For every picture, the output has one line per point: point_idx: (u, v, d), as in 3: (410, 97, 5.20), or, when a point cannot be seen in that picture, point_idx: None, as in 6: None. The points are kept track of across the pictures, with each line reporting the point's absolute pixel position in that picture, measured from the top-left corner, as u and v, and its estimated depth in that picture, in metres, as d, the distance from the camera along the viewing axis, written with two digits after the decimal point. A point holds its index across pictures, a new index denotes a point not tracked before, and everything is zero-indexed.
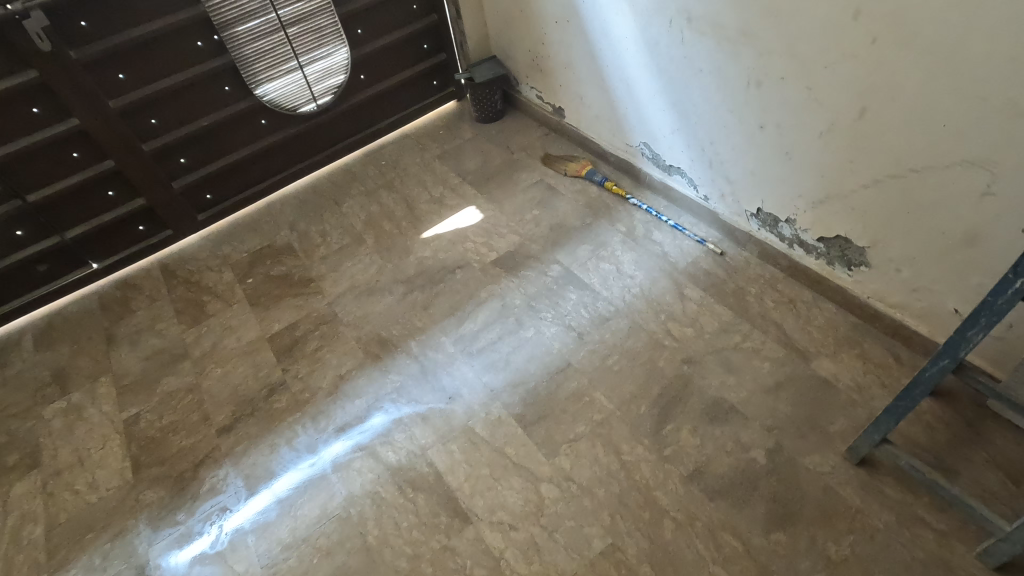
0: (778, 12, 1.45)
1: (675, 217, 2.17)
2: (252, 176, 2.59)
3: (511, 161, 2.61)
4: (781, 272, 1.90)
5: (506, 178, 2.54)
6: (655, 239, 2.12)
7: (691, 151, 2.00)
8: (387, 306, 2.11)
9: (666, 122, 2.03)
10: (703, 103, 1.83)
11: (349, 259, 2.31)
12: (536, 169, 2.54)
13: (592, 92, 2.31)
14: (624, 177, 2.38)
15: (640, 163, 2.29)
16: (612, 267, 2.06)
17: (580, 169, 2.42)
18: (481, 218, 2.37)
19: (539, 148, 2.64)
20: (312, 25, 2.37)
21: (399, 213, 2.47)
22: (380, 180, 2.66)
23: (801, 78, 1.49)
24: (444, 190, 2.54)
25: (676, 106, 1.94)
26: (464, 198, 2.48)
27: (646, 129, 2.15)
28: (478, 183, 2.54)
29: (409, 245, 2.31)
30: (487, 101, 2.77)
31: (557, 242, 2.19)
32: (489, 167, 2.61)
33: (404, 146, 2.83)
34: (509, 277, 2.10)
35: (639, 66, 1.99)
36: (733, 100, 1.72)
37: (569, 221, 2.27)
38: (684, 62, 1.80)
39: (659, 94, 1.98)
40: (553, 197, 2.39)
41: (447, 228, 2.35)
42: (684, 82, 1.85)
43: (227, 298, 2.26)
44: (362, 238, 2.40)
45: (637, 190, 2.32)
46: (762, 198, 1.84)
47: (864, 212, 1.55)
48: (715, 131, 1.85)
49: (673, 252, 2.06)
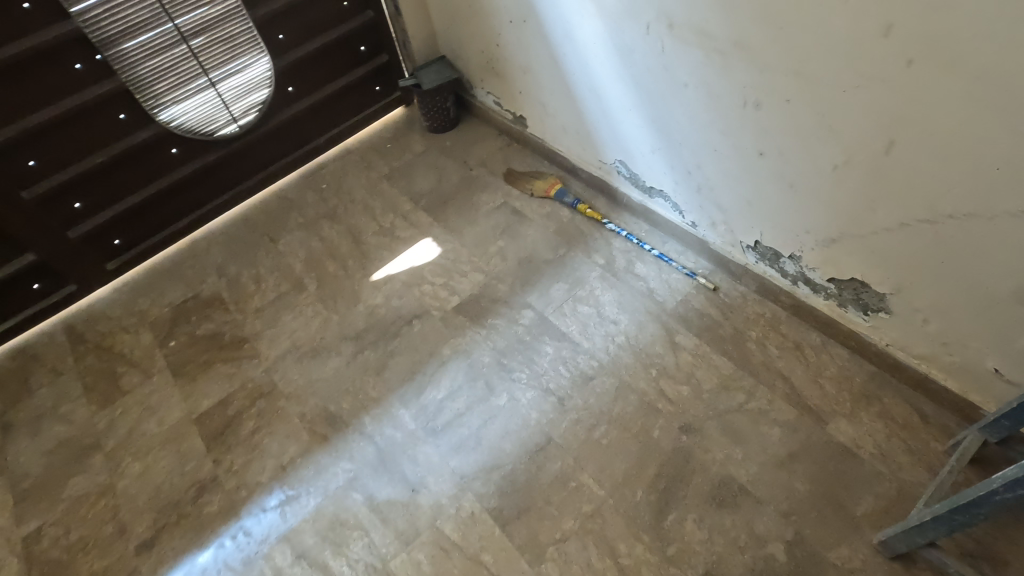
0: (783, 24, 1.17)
1: (659, 245, 1.91)
2: (168, 214, 2.22)
3: (470, 180, 2.30)
4: (783, 311, 1.67)
5: (465, 201, 2.23)
6: (638, 272, 1.86)
7: (675, 174, 1.72)
8: (334, 370, 1.81)
9: (645, 140, 1.74)
10: (688, 123, 1.55)
11: (288, 311, 1.99)
12: (499, 189, 2.24)
13: (557, 101, 2.00)
14: (598, 196, 2.10)
15: (616, 182, 2.00)
16: (593, 311, 1.79)
17: (549, 189, 2.13)
18: (439, 253, 2.07)
19: (500, 162, 2.33)
20: (221, 34, 2.00)
21: (344, 249, 2.15)
22: (321, 209, 2.32)
23: (811, 104, 1.22)
24: (395, 218, 2.22)
25: (656, 123, 1.65)
26: (418, 227, 2.17)
27: (621, 146, 1.86)
28: (434, 209, 2.22)
29: (357, 291, 2.01)
30: (439, 109, 2.44)
31: (527, 281, 1.91)
32: (445, 188, 2.29)
33: (347, 165, 2.48)
34: (475, 328, 1.82)
35: (611, 76, 1.68)
36: (725, 122, 1.44)
37: (539, 253, 1.99)
38: (665, 76, 1.50)
39: (635, 109, 1.69)
40: (519, 224, 2.10)
41: (401, 268, 2.05)
42: (666, 97, 1.55)
43: (146, 367, 1.92)
44: (303, 283, 2.07)
45: (614, 212, 2.05)
46: (760, 231, 1.59)
47: (887, 257, 1.31)
48: (704, 155, 1.58)
49: (660, 289, 1.81)
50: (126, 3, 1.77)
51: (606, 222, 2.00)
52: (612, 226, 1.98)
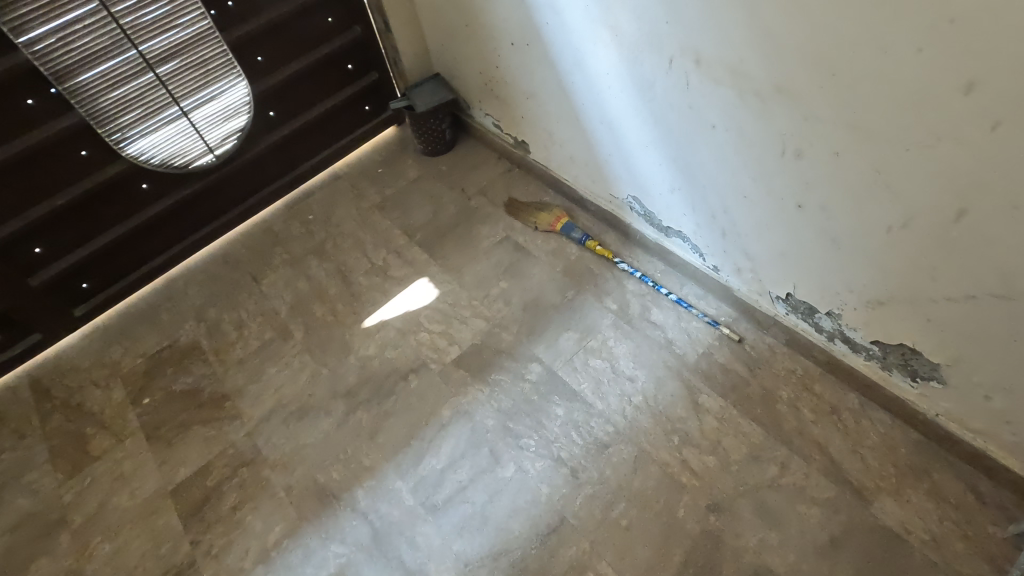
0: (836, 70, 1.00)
1: (677, 288, 1.75)
2: (141, 252, 2.04)
3: (469, 211, 2.13)
4: (817, 368, 1.52)
5: (464, 235, 2.06)
6: (655, 320, 1.71)
7: (696, 216, 1.56)
8: (324, 433, 1.65)
9: (662, 178, 1.57)
10: (715, 165, 1.38)
11: (273, 364, 1.83)
12: (501, 221, 2.07)
13: (564, 130, 1.83)
14: (609, 230, 1.94)
15: (629, 217, 1.84)
16: (606, 365, 1.64)
17: (556, 222, 1.96)
18: (436, 296, 1.90)
19: (501, 190, 2.16)
20: (192, 59, 1.82)
21: (334, 292, 1.98)
22: (308, 244, 2.15)
23: (865, 159, 1.06)
24: (388, 255, 2.05)
25: (676, 162, 1.49)
26: (413, 265, 2.01)
27: (635, 182, 1.69)
28: (430, 244, 2.06)
29: (348, 340, 1.85)
30: (433, 132, 2.26)
31: (533, 330, 1.75)
32: (442, 221, 2.12)
33: (336, 193, 2.31)
34: (477, 385, 1.67)
35: (626, 109, 1.51)
36: (758, 169, 1.28)
37: (546, 296, 1.83)
38: (689, 114, 1.34)
39: (653, 145, 1.52)
40: (523, 262, 1.93)
41: (395, 312, 1.89)
42: (689, 136, 1.39)
43: (117, 429, 1.76)
44: (290, 330, 1.91)
45: (626, 250, 1.88)
46: (793, 283, 1.43)
47: (946, 327, 1.16)
48: (731, 200, 1.42)
49: (679, 340, 1.65)
50: (82, 31, 1.59)
51: (618, 261, 1.84)
52: (625, 266, 1.82)
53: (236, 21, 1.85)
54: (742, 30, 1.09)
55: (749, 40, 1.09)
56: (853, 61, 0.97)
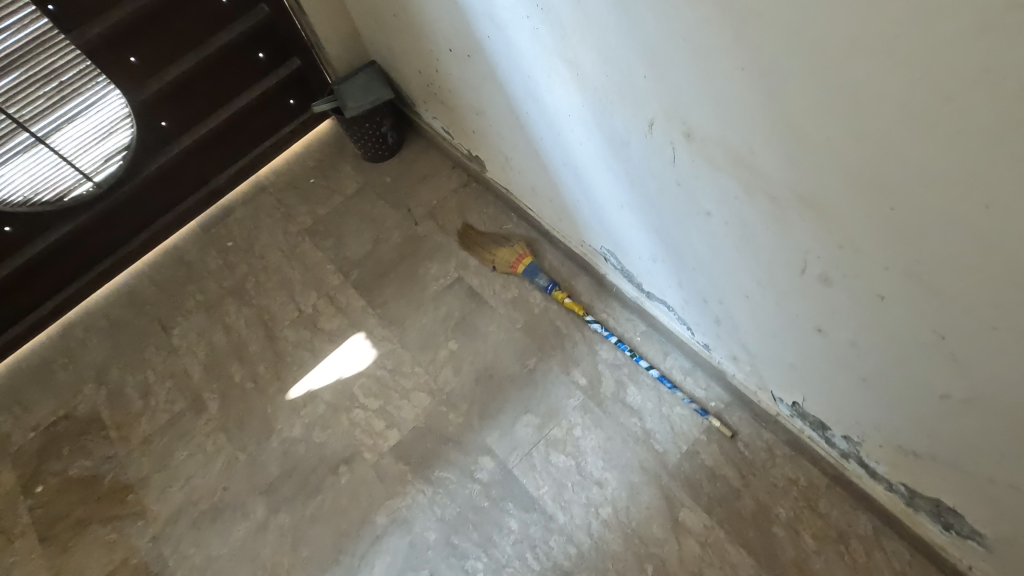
0: (897, 203, 0.64)
1: (659, 358, 1.44)
2: (24, 299, 1.72)
3: (415, 241, 1.77)
4: (823, 480, 1.25)
5: (408, 275, 1.71)
6: (631, 403, 1.41)
7: (683, 293, 1.22)
8: (240, 541, 1.41)
9: (641, 242, 1.22)
10: (708, 253, 1.03)
11: (184, 446, 1.56)
12: (452, 256, 1.72)
13: (521, 157, 1.44)
14: (580, 273, 1.59)
15: (603, 267, 1.49)
16: (571, 463, 1.37)
17: (517, 263, 1.61)
18: (374, 358, 1.60)
19: (454, 213, 1.79)
20: (36, 71, 1.43)
21: (255, 349, 1.68)
22: (227, 281, 1.81)
23: (923, 315, 0.73)
24: (319, 300, 1.72)
25: (658, 233, 1.13)
26: (348, 315, 1.68)
27: (610, 236, 1.33)
28: (369, 285, 1.72)
29: (269, 416, 1.56)
30: (373, 137, 1.85)
31: (485, 411, 1.47)
32: (383, 254, 1.77)
33: (260, 211, 1.93)
34: (418, 484, 1.40)
35: (594, 160, 1.13)
36: (765, 276, 0.93)
37: (502, 364, 1.52)
38: (676, 190, 0.97)
39: (629, 209, 1.15)
40: (477, 315, 1.60)
41: (325, 380, 1.59)
42: (674, 213, 1.02)
43: (6, 527, 1.52)
44: (203, 400, 1.62)
45: (600, 302, 1.55)
46: (803, 394, 1.12)
47: (1005, 509, 0.87)
48: (727, 291, 1.07)
49: (660, 432, 1.36)
50: None
51: (589, 319, 1.51)
52: (598, 325, 1.49)
53: (89, 15, 1.42)
54: (755, 115, 0.71)
55: (764, 130, 0.72)
56: (929, 200, 0.61)
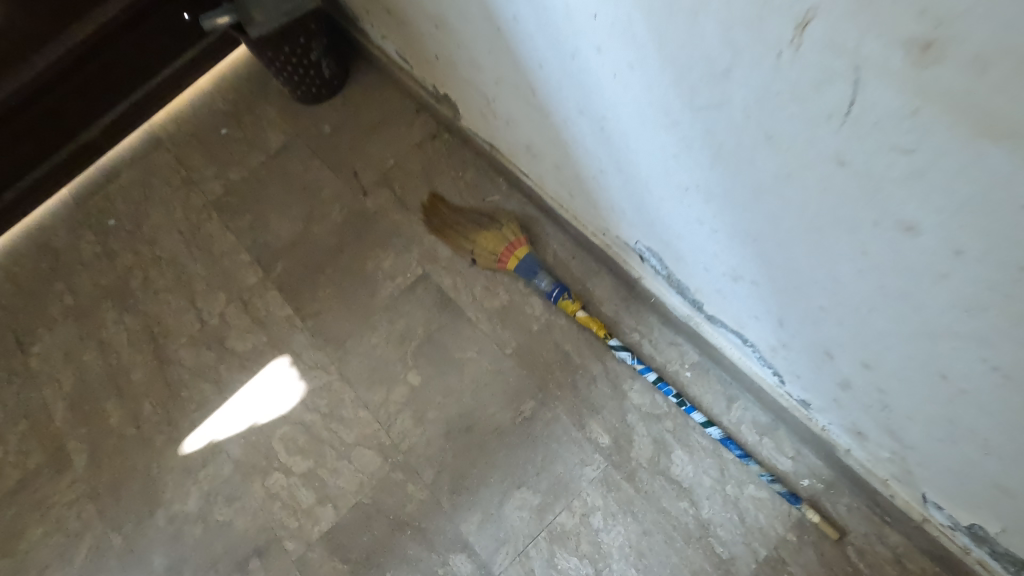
0: None
1: (721, 408, 0.95)
2: None
3: (363, 220, 1.24)
4: None
5: (351, 271, 1.20)
6: (679, 478, 0.93)
7: (781, 332, 0.73)
8: None
9: (712, 249, 0.72)
10: (869, 286, 0.54)
11: (38, 521, 1.11)
12: (414, 243, 1.20)
13: (513, 99, 0.90)
14: (601, 270, 1.07)
15: (638, 268, 0.97)
16: (586, 571, 0.91)
17: (507, 257, 1.09)
18: (301, 396, 1.12)
19: (418, 179, 1.25)
20: None
21: (139, 379, 1.19)
22: (105, 278, 1.30)
23: None
24: (229, 306, 1.22)
25: (754, 239, 0.63)
26: (267, 330, 1.18)
27: (653, 231, 0.82)
28: (297, 286, 1.21)
29: (156, 480, 1.10)
30: (301, 68, 1.27)
31: (459, 484, 0.99)
32: (318, 239, 1.25)
33: (153, 174, 1.40)
34: None
35: (642, 105, 0.63)
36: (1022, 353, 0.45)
37: (485, 410, 1.03)
38: (832, 166, 0.48)
39: (701, 193, 0.65)
40: (448, 334, 1.11)
41: (234, 427, 1.12)
42: (810, 208, 0.53)
43: None
44: (67, 453, 1.16)
45: (629, 316, 1.03)
46: (1003, 523, 0.64)
47: None
48: (889, 355, 0.59)
49: (723, 527, 0.89)
50: None
51: (614, 344, 0.99)
52: (627, 354, 0.98)
53: None
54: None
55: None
56: None
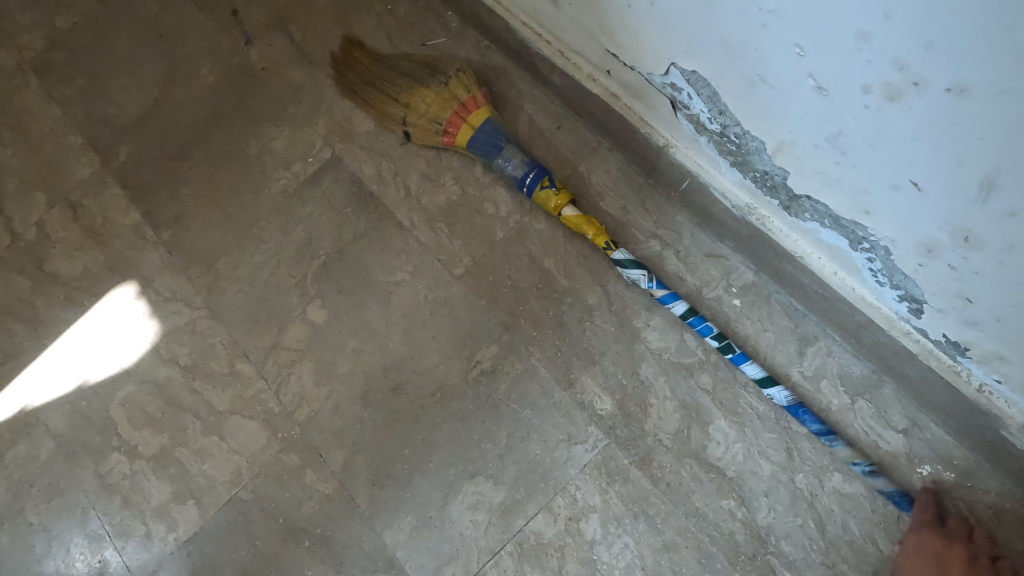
0: None
1: (791, 356, 0.60)
2: None
3: (245, 81, 0.83)
4: None
5: (228, 156, 0.80)
6: (721, 464, 0.59)
7: (967, 211, 0.37)
8: None
9: (860, 22, 0.34)
10: None
11: None
12: (319, 112, 0.79)
13: None
14: (601, 146, 0.69)
15: (665, 133, 0.60)
16: None
17: (456, 127, 0.70)
18: (152, 341, 0.75)
19: (326, 17, 0.83)
20: None
21: None
22: None
23: None
24: (51, 212, 0.83)
25: None
26: (106, 246, 0.80)
27: (711, 30, 0.44)
28: (150, 180, 0.82)
29: None
30: None
31: (382, 474, 0.65)
32: (180, 110, 0.84)
33: None
34: None
35: None
36: None
37: (422, 362, 0.68)
38: None
39: None
40: (369, 248, 0.73)
41: (56, 389, 0.75)
42: None
43: None
44: None
45: (644, 215, 0.66)
46: None
47: None
48: None
49: (789, 540, 0.57)
50: None
51: (620, 258, 0.62)
52: (642, 275, 0.61)
53: None
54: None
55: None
56: None
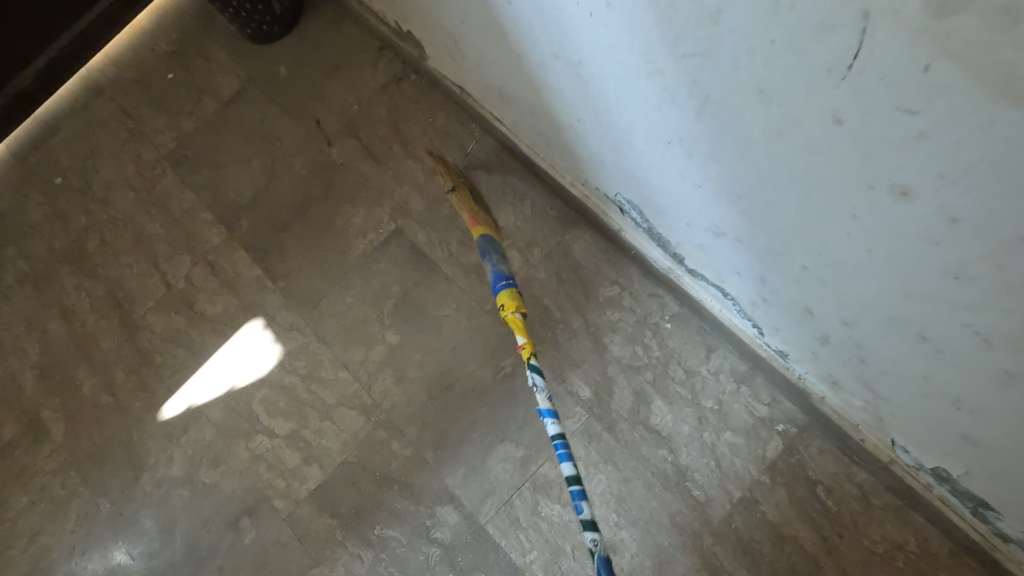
0: None
1: (701, 358, 0.96)
2: None
3: (328, 171, 1.18)
4: (944, 546, 0.84)
5: (321, 227, 1.15)
6: (658, 427, 0.95)
7: (763, 289, 0.71)
8: None
9: (694, 204, 0.68)
10: (859, 254, 0.50)
11: (24, 490, 1.10)
12: (384, 195, 1.14)
13: (481, 42, 0.83)
14: (580, 221, 1.04)
15: (618, 221, 0.96)
16: (568, 517, 0.94)
17: (477, 223, 1.03)
18: (277, 358, 1.10)
19: (385, 126, 1.18)
20: None
21: (110, 345, 1.15)
22: (59, 241, 1.23)
23: None
24: (194, 268, 1.17)
25: (737, 198, 0.59)
26: (238, 292, 1.14)
27: (632, 184, 0.78)
28: (265, 245, 1.16)
29: (137, 447, 1.10)
30: (248, 4, 1.16)
31: (443, 441, 1.01)
32: (282, 193, 1.18)
33: (97, 126, 1.29)
34: (350, 546, 0.98)
35: (616, 53, 0.56)
36: (1011, 334, 0.43)
37: (466, 368, 1.03)
38: (826, 126, 0.42)
39: (682, 149, 0.60)
40: (425, 292, 1.08)
41: (212, 392, 1.10)
42: (798, 170, 0.48)
43: None
44: (43, 422, 1.13)
45: (609, 268, 1.01)
46: (967, 469, 0.67)
47: None
48: (876, 322, 0.57)
49: (700, 472, 0.92)
50: None
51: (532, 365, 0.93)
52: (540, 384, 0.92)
53: None
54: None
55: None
56: None
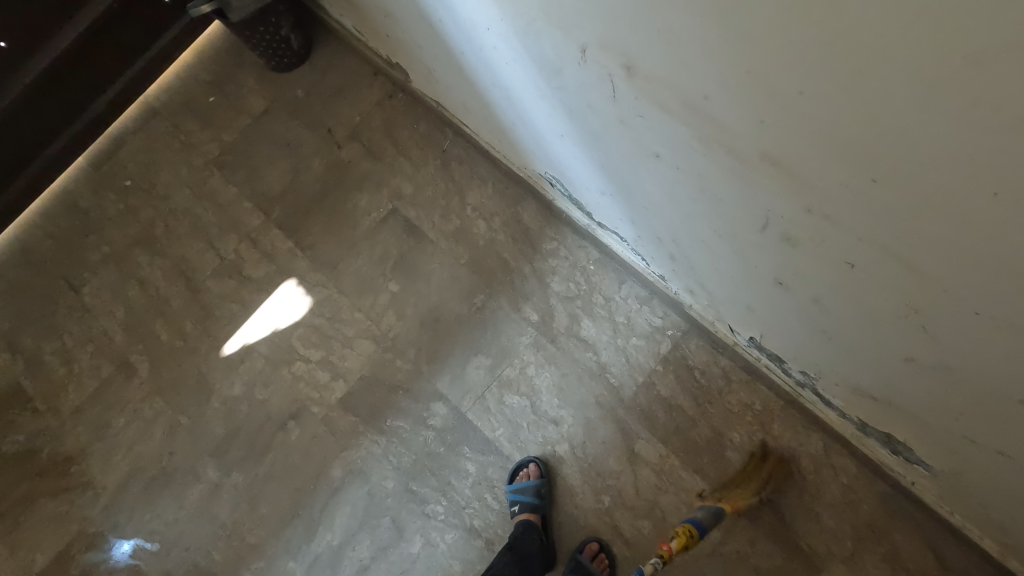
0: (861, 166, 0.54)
1: (613, 288, 1.35)
2: None
3: (340, 168, 1.56)
4: (775, 402, 1.25)
5: (336, 209, 1.53)
6: (585, 337, 1.34)
7: (634, 227, 1.10)
8: (196, 503, 1.38)
9: (585, 174, 1.07)
10: (659, 192, 0.89)
11: (120, 414, 1.46)
12: (383, 184, 1.52)
13: (447, 73, 1.22)
14: (527, 196, 1.44)
15: (551, 193, 1.35)
16: (524, 403, 1.33)
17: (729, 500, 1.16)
18: (308, 307, 1.47)
19: (381, 133, 1.56)
20: None
21: (179, 304, 1.52)
22: (132, 229, 1.60)
23: (883, 285, 0.65)
24: (240, 244, 1.55)
25: (602, 167, 0.97)
26: (276, 259, 1.52)
27: (552, 165, 1.17)
28: (294, 224, 1.54)
29: (205, 377, 1.46)
30: (273, 44, 1.54)
31: (434, 357, 1.39)
32: (305, 185, 1.56)
33: (156, 140, 1.66)
34: (370, 435, 1.36)
35: (524, 84, 0.95)
36: (725, 229, 0.82)
37: (449, 305, 1.41)
38: (618, 125, 0.81)
39: (569, 139, 0.98)
40: (416, 253, 1.46)
41: (260, 333, 1.48)
42: (618, 148, 0.87)
43: None
44: (132, 363, 1.50)
45: (549, 229, 1.41)
46: (761, 332, 1.06)
47: (941, 445, 0.87)
48: (684, 236, 0.96)
49: (614, 365, 1.32)
50: None
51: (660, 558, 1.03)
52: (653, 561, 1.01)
53: None
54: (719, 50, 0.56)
55: (729, 74, 0.57)
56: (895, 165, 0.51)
